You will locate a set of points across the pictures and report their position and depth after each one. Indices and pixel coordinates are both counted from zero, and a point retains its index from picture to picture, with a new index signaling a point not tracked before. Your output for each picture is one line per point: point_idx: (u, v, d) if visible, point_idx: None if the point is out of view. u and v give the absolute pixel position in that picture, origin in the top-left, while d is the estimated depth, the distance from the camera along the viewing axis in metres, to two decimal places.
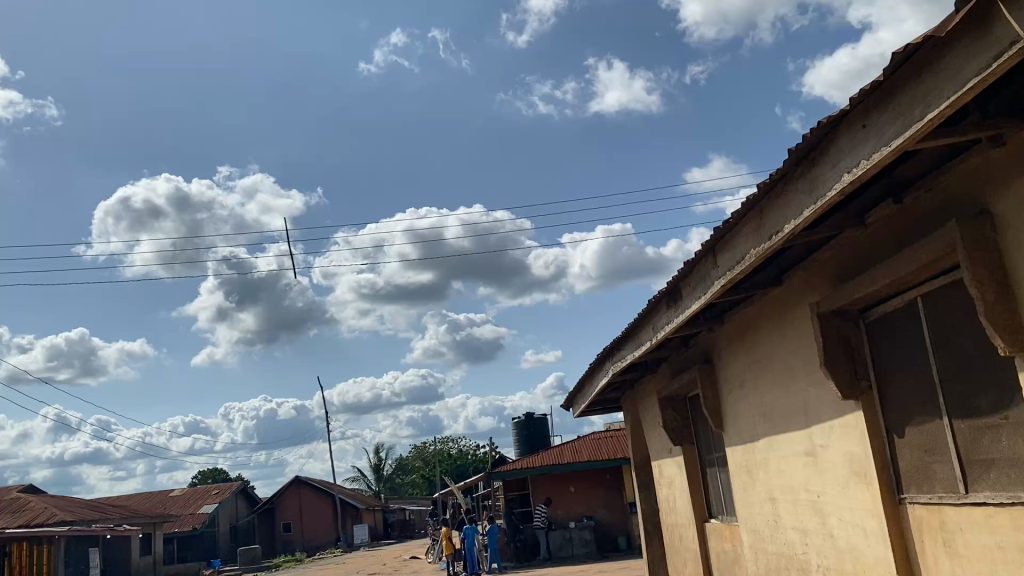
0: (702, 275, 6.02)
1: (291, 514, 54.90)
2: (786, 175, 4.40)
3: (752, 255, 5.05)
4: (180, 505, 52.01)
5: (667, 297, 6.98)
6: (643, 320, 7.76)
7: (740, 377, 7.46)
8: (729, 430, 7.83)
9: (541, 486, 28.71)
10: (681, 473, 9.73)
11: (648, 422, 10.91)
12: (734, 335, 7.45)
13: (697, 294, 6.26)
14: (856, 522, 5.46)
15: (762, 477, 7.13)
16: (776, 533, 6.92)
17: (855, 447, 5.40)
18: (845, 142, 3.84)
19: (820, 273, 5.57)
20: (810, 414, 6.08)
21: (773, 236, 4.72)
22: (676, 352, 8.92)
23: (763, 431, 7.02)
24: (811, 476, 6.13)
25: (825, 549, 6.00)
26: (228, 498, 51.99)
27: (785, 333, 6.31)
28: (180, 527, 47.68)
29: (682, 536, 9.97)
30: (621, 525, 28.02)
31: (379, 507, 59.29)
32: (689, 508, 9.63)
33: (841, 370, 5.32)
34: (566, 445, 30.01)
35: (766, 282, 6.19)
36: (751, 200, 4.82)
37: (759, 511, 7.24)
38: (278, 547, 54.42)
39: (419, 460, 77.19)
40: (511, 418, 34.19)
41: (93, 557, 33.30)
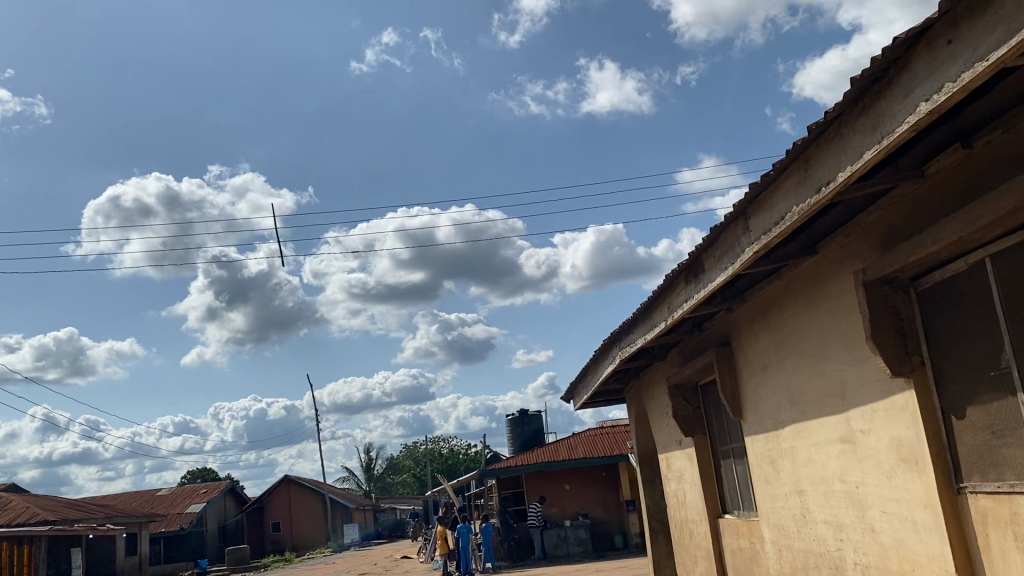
0: (729, 242, 5.44)
1: (280, 514, 54.16)
2: (841, 114, 3.83)
3: (793, 213, 4.48)
4: (168, 505, 51.15)
5: (686, 272, 6.39)
6: (656, 299, 7.19)
7: (762, 359, 6.90)
8: (749, 418, 7.26)
9: (536, 484, 28.11)
10: (693, 466, 9.17)
11: (656, 412, 10.34)
12: (757, 314, 6.88)
13: (722, 265, 5.69)
14: (904, 515, 4.90)
15: (788, 468, 6.57)
16: (804, 530, 6.36)
17: (904, 431, 4.84)
18: (922, 63, 3.27)
19: (863, 238, 5.01)
20: (847, 397, 5.52)
21: (821, 187, 4.14)
22: (689, 337, 8.37)
23: (790, 418, 6.46)
24: (848, 465, 5.57)
25: (864, 545, 5.44)
26: (216, 497, 51.19)
27: (819, 308, 5.75)
28: (167, 526, 46.84)
29: (692, 534, 9.42)
30: (617, 523, 27.48)
31: (370, 507, 58.62)
32: (700, 503, 9.07)
33: (889, 345, 4.76)
34: (562, 442, 29.42)
35: (799, 251, 5.63)
36: (796, 148, 4.25)
37: (785, 506, 6.68)
38: (267, 547, 53.65)
39: (410, 460, 76.54)
40: (505, 415, 33.62)
41: (76, 557, 32.53)
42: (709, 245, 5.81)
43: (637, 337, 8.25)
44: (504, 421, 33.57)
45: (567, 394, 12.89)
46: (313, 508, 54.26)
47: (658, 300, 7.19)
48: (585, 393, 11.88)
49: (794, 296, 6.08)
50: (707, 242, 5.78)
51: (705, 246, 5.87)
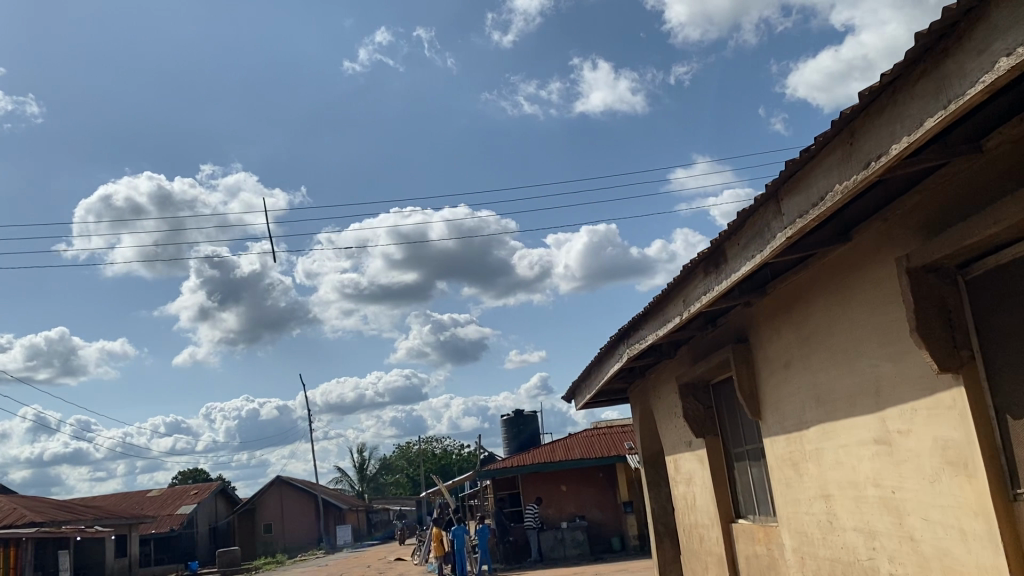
0: (757, 228, 5.04)
1: (271, 515, 53.56)
2: (899, 78, 3.43)
3: (836, 192, 4.08)
4: (157, 506, 50.48)
5: (706, 262, 5.98)
6: (670, 292, 6.79)
7: (784, 356, 6.52)
8: (769, 418, 6.87)
9: (532, 485, 27.68)
10: (704, 468, 8.77)
11: (663, 412, 9.95)
12: (778, 308, 6.49)
13: (748, 254, 5.28)
14: (950, 523, 4.50)
15: (812, 471, 6.18)
16: (830, 537, 5.97)
17: (951, 432, 4.45)
18: (1002, 15, 2.88)
19: (903, 223, 4.64)
20: (883, 395, 5.13)
21: (870, 162, 3.74)
22: (702, 334, 7.98)
23: (815, 418, 6.06)
24: (883, 469, 5.18)
25: (901, 554, 5.04)
26: (206, 498, 50.55)
27: (851, 299, 5.36)
28: (157, 527, 46.20)
29: (702, 539, 9.04)
30: (614, 525, 27.10)
31: (363, 508, 58.06)
32: (712, 508, 8.67)
33: (937, 337, 4.37)
34: (558, 443, 28.98)
35: (831, 238, 5.24)
36: (842, 120, 3.85)
37: (808, 511, 6.30)
38: (259, 549, 53.03)
39: (403, 460, 75.97)
40: (500, 415, 33.19)
41: (64, 560, 31.92)
42: (733, 233, 5.41)
43: (648, 334, 7.84)
44: (499, 421, 33.15)
45: (568, 394, 12.48)
46: (305, 509, 53.68)
47: (673, 294, 6.79)
48: (588, 394, 11.48)
49: (820, 288, 5.70)
50: (731, 229, 5.38)
51: (728, 234, 5.47)
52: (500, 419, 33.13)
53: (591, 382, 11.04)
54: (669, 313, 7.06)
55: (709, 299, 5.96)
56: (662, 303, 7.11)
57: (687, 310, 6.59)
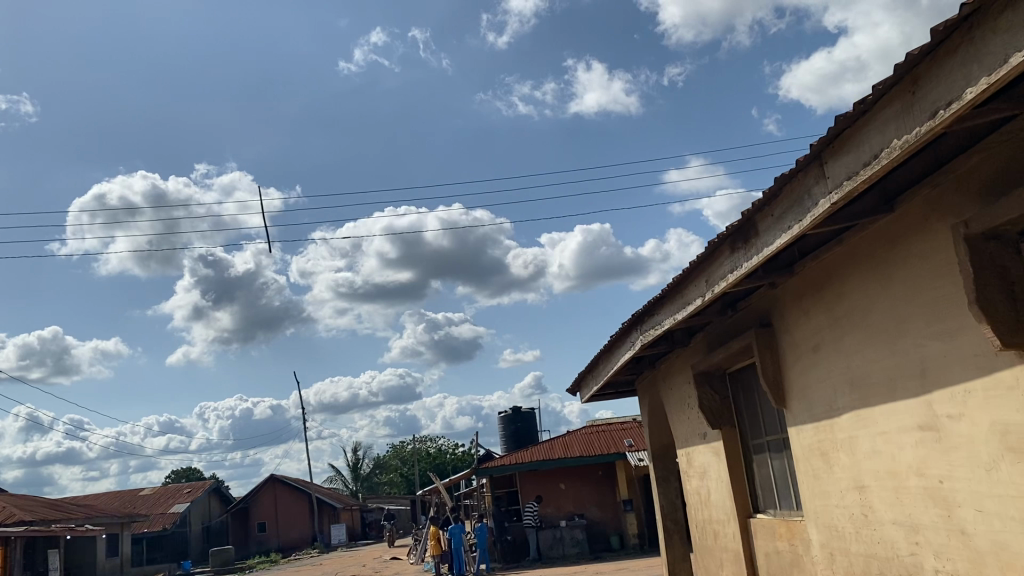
0: (795, 196, 4.65)
1: (265, 514, 53.09)
2: (978, 11, 3.06)
3: (893, 147, 3.70)
4: (150, 505, 49.93)
5: (733, 238, 5.60)
6: (691, 273, 6.41)
7: (812, 340, 6.15)
8: (795, 406, 6.50)
9: (531, 482, 27.27)
10: (719, 461, 8.40)
11: (675, 403, 9.58)
12: (806, 289, 6.13)
13: (783, 226, 4.90)
14: (1010, 515, 4.13)
15: (844, 461, 5.81)
16: (864, 532, 5.59)
17: (1011, 415, 4.08)
18: None
19: (957, 188, 4.27)
20: (928, 377, 4.76)
21: (937, 111, 3.36)
22: (721, 319, 7.60)
23: (848, 403, 5.70)
24: (928, 457, 4.80)
25: (950, 549, 4.67)
26: (200, 497, 50.06)
27: (891, 275, 4.99)
28: (149, 526, 45.65)
29: (717, 535, 8.65)
30: (614, 523, 26.73)
31: (357, 507, 57.63)
32: (727, 502, 8.29)
33: (998, 310, 3.99)
34: (557, 440, 28.58)
35: (872, 209, 4.87)
36: (904, 65, 3.47)
37: (839, 504, 5.92)
38: (252, 548, 52.56)
39: (397, 460, 75.55)
40: (498, 412, 32.81)
41: (53, 559, 31.40)
42: (767, 203, 5.03)
43: (664, 319, 7.45)
44: (498, 418, 32.77)
45: (573, 386, 12.10)
46: (300, 508, 53.16)
47: (695, 274, 6.40)
48: (594, 386, 11.11)
49: (858, 265, 5.33)
50: (765, 199, 5.00)
51: (761, 205, 5.09)
52: (498, 416, 32.76)
53: (599, 374, 10.66)
54: (688, 295, 6.67)
55: (737, 278, 5.57)
56: (681, 285, 6.73)
57: (709, 291, 6.20)
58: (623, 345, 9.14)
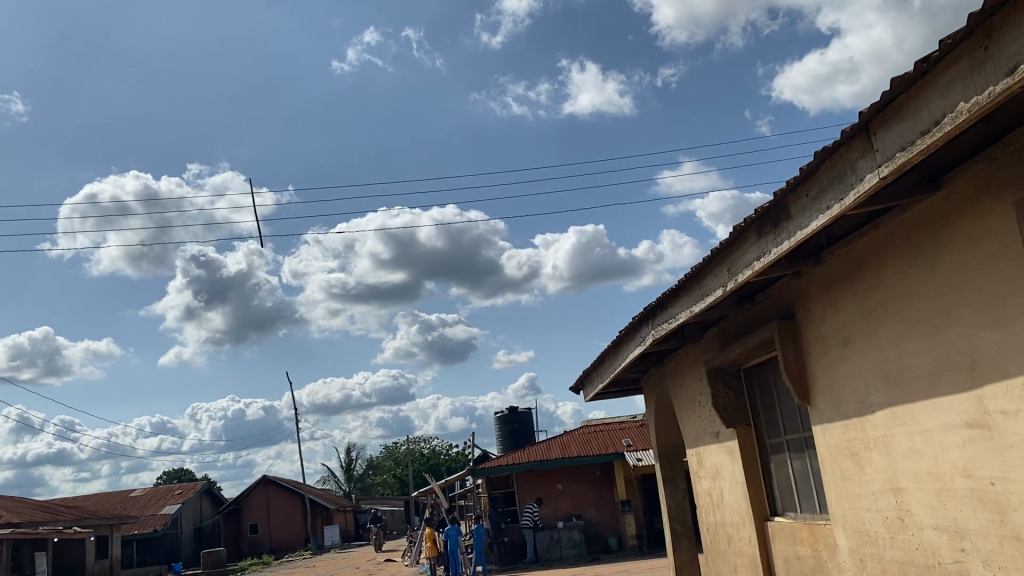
0: (838, 172, 4.27)
1: (257, 515, 52.52)
2: None
3: (961, 111, 3.32)
4: (141, 506, 49.32)
5: (761, 222, 5.21)
6: (711, 261, 6.03)
7: (841, 332, 5.78)
8: (821, 403, 6.12)
9: (528, 483, 26.90)
10: (732, 461, 8.02)
11: (684, 401, 9.20)
12: (835, 278, 5.75)
13: (821, 207, 4.52)
14: None
15: (878, 461, 5.43)
16: (900, 537, 5.22)
17: None
18: None
19: (1017, 162, 3.91)
20: (978, 370, 4.38)
21: (1017, 67, 2.98)
22: (738, 312, 7.22)
23: (883, 399, 5.32)
24: (977, 457, 4.43)
25: (1002, 557, 4.29)
26: (191, 498, 49.49)
27: (935, 260, 4.62)
28: (140, 528, 45.03)
29: (730, 538, 8.28)
30: (612, 524, 26.34)
31: (350, 508, 57.11)
32: (742, 504, 7.91)
33: None
34: (555, 440, 28.20)
35: (917, 188, 4.50)
36: (979, 16, 3.10)
37: (871, 508, 5.55)
38: (244, 550, 51.99)
39: (391, 460, 75.03)
40: (494, 412, 32.42)
41: (41, 561, 30.84)
42: (803, 181, 4.65)
43: (678, 313, 7.06)
44: (493, 418, 32.38)
45: (575, 384, 11.73)
46: (292, 509, 52.61)
47: (716, 263, 6.01)
48: (598, 384, 10.74)
49: (897, 250, 4.98)
50: (802, 177, 4.61)
51: (796, 184, 4.70)
52: (494, 416, 32.37)
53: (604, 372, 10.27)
54: (706, 286, 6.28)
55: (764, 265, 5.18)
56: (699, 275, 6.34)
57: (731, 280, 5.80)
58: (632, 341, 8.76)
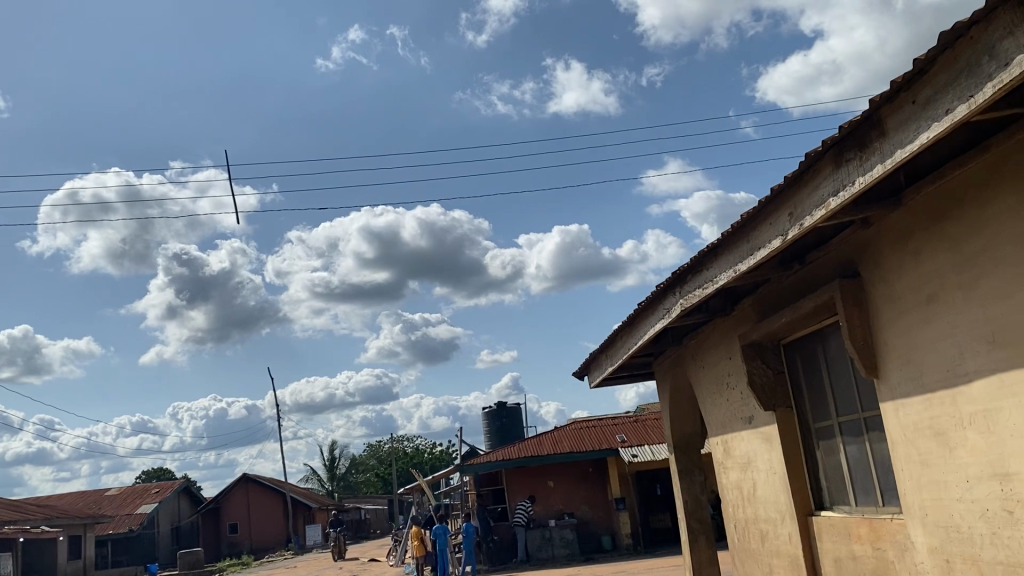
0: (968, 61, 3.33)
1: (238, 514, 51.16)
2: None
3: None
4: (117, 505, 47.87)
5: (841, 148, 4.26)
6: (765, 206, 5.08)
7: (924, 289, 4.85)
8: (894, 375, 5.18)
9: (519, 480, 25.96)
10: (769, 447, 7.10)
11: (708, 383, 8.27)
12: (918, 223, 4.81)
13: (936, 114, 3.56)
14: None
15: (975, 440, 4.49)
16: (1006, 533, 4.28)
17: None
18: None
19: None
20: None
21: None
22: (782, 276, 6.30)
23: (983, 365, 4.39)
24: None
25: None
26: (169, 497, 48.08)
27: None
28: (115, 527, 43.56)
29: (764, 536, 7.37)
30: (605, 523, 25.43)
31: (333, 507, 55.70)
32: (781, 497, 6.98)
33: None
34: (546, 436, 27.20)
35: None
36: None
37: (964, 499, 4.61)
38: (224, 550, 50.60)
39: (374, 459, 73.76)
40: (482, 408, 31.40)
41: (7, 564, 29.43)
42: (909, 86, 3.69)
43: (715, 276, 6.10)
44: (481, 414, 31.37)
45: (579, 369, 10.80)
46: (273, 508, 51.28)
47: (773, 209, 5.06)
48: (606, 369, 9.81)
49: (1014, 177, 4.03)
50: (908, 80, 3.66)
51: (898, 89, 3.75)
52: (482, 412, 31.36)
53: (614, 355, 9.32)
54: (756, 241, 5.34)
55: (846, 201, 4.23)
56: (749, 226, 5.40)
57: (792, 228, 4.85)
58: (651, 316, 7.82)
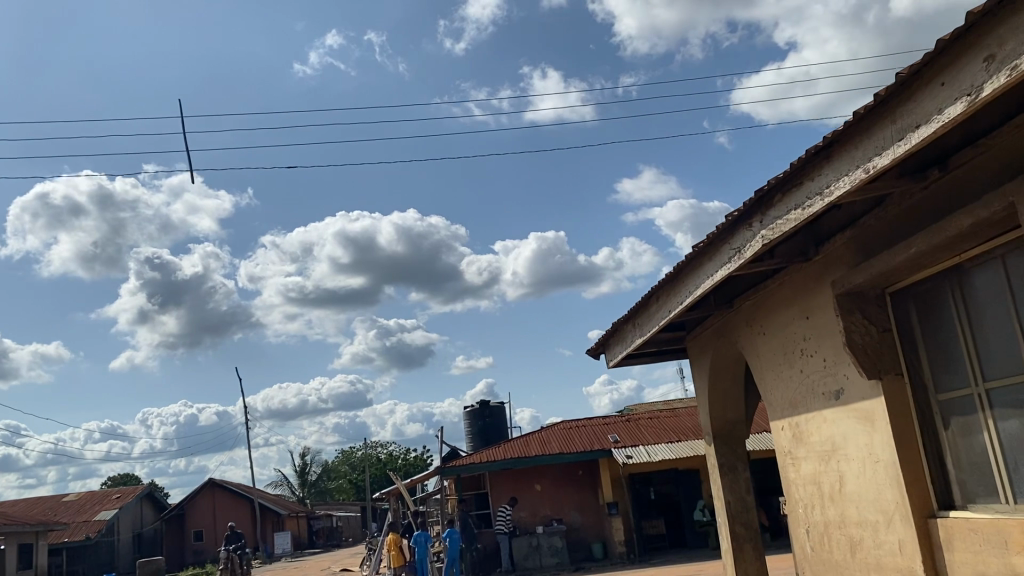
0: None
1: (203, 521, 48.67)
2: None
3: None
4: (74, 511, 45.12)
5: None
6: (943, 54, 3.45)
7: None
8: None
9: (502, 483, 24.17)
10: (868, 428, 5.45)
11: (772, 350, 6.65)
12: None
13: None
14: None
15: None
16: None
17: None
18: None
19: None
20: None
21: None
22: (907, 193, 4.70)
23: None
24: None
25: None
26: (130, 503, 45.52)
27: None
28: (70, 536, 40.79)
29: (855, 545, 5.71)
30: (595, 529, 23.76)
31: (304, 514, 52.85)
32: (885, 491, 5.33)
33: None
34: (533, 436, 25.43)
35: None
36: None
37: None
38: (187, 559, 48.06)
39: (347, 466, 71.29)
40: (464, 407, 29.61)
41: None
42: None
43: (826, 185, 4.46)
44: (463, 413, 29.57)
45: (594, 348, 9.15)
46: (241, 515, 48.83)
47: (957, 55, 3.44)
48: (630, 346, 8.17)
49: None
50: None
51: None
52: (464, 411, 29.57)
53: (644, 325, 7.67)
54: (914, 116, 3.71)
55: None
56: (900, 94, 3.76)
57: (995, 76, 3.24)
58: (705, 267, 6.17)
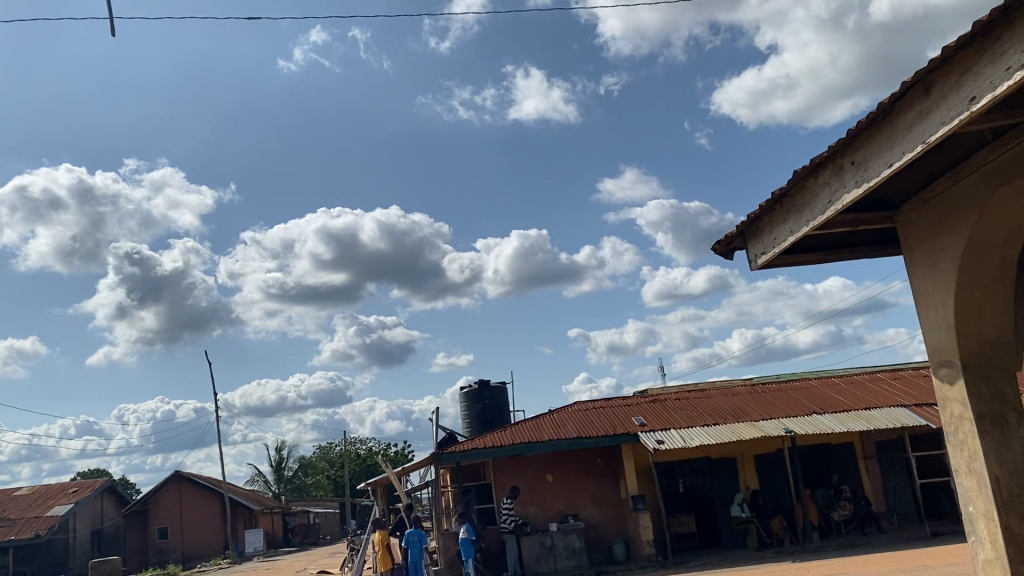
0: None
1: (168, 517, 44.65)
2: None
3: None
4: (24, 507, 40.80)
5: None
6: None
7: None
8: None
9: (508, 473, 20.73)
10: None
11: None
12: None
13: None
14: None
15: None
16: None
17: None
18: None
19: None
20: None
21: None
22: None
23: None
24: None
25: None
26: (87, 497, 41.31)
27: None
28: (17, 533, 36.58)
29: None
30: (617, 527, 20.42)
31: (279, 510, 49.00)
32: None
33: None
34: (543, 419, 22.01)
35: None
36: None
37: None
38: (150, 558, 44.13)
39: (324, 461, 67.37)
40: (459, 388, 26.12)
41: None
42: None
43: None
44: (458, 395, 26.08)
45: (723, 239, 6.01)
46: (209, 510, 44.87)
47: None
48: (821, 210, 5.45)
49: None
50: None
51: None
52: (459, 392, 26.07)
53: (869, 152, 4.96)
54: None
55: None
56: None
57: None
58: None
